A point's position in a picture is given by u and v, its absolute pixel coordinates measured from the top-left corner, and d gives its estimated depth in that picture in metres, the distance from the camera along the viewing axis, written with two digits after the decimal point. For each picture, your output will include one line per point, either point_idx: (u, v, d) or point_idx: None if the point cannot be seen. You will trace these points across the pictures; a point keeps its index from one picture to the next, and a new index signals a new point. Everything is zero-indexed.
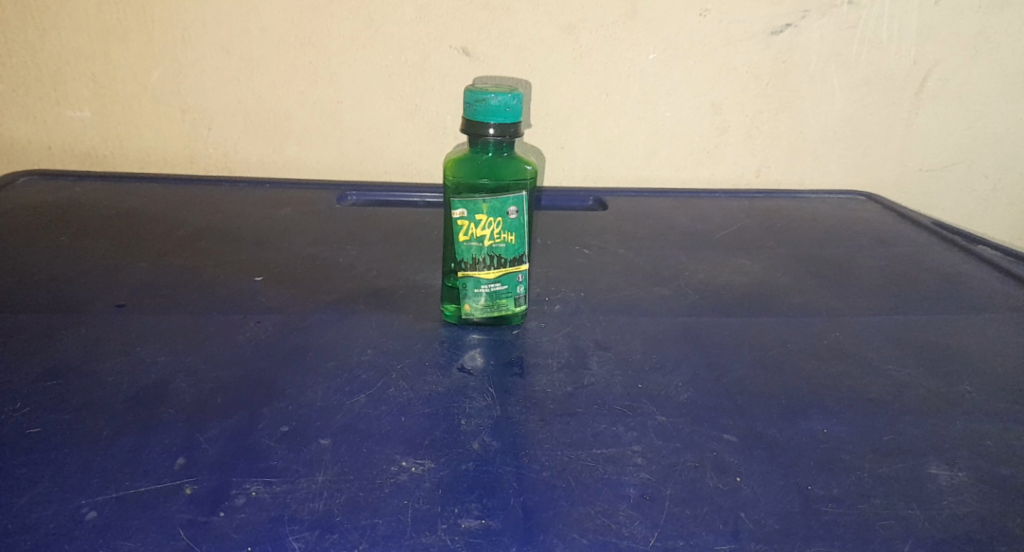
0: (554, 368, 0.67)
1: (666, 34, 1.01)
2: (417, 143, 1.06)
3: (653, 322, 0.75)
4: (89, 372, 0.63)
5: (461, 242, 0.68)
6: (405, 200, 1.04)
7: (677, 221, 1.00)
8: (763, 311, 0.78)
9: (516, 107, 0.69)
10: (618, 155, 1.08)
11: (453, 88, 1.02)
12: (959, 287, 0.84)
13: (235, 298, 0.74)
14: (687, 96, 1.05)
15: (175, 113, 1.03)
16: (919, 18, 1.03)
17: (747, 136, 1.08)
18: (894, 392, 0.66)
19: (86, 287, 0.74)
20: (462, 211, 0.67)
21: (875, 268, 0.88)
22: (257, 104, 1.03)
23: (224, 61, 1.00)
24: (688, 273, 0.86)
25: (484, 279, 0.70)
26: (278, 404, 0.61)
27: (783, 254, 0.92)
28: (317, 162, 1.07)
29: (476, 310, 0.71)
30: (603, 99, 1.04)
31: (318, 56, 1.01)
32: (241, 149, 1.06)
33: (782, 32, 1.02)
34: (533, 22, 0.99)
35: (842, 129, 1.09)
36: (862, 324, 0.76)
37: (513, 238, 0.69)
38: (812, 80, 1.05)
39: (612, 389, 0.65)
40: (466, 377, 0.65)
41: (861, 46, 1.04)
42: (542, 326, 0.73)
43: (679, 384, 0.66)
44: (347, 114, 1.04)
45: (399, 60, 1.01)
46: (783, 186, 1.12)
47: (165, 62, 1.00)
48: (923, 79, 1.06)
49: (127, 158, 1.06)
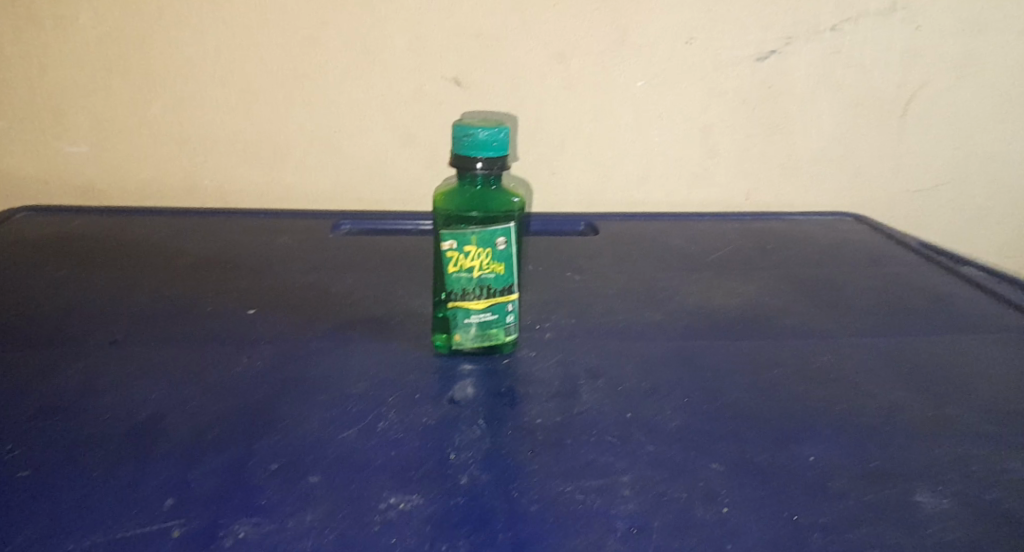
0: (546, 396, 0.67)
1: (656, 61, 1.02)
2: (412, 170, 1.07)
3: (645, 348, 0.75)
4: (84, 409, 0.63)
5: (451, 273, 0.69)
6: (399, 227, 1.05)
7: (669, 245, 1.02)
8: (755, 336, 0.78)
9: (503, 141, 0.69)
10: (610, 179, 1.09)
11: (447, 116, 1.04)
12: (948, 309, 0.85)
13: (230, 330, 0.75)
14: (678, 121, 1.06)
15: (173, 145, 1.04)
16: (903, 43, 1.04)
17: (738, 158, 1.09)
18: (886, 416, 0.66)
19: (81, 321, 0.75)
20: (451, 242, 0.68)
21: (866, 290, 0.89)
22: (252, 134, 1.04)
23: (222, 92, 1.02)
24: (680, 297, 0.87)
25: (474, 309, 0.70)
26: (270, 439, 0.61)
27: (775, 276, 0.93)
28: (313, 190, 1.08)
29: (466, 340, 0.71)
30: (595, 124, 1.05)
31: (313, 88, 1.02)
32: (238, 179, 1.07)
33: (768, 57, 1.03)
34: (525, 51, 1.01)
35: (831, 152, 1.10)
36: (854, 346, 0.77)
37: (503, 268, 0.69)
38: (801, 103, 1.06)
39: (604, 416, 0.65)
40: (458, 407, 0.65)
41: (847, 71, 1.05)
42: (533, 354, 0.74)
43: (671, 410, 0.66)
44: (343, 142, 1.05)
45: (392, 90, 1.02)
46: (774, 207, 1.13)
47: (163, 95, 1.02)
48: (910, 101, 1.08)
49: (125, 191, 1.07)
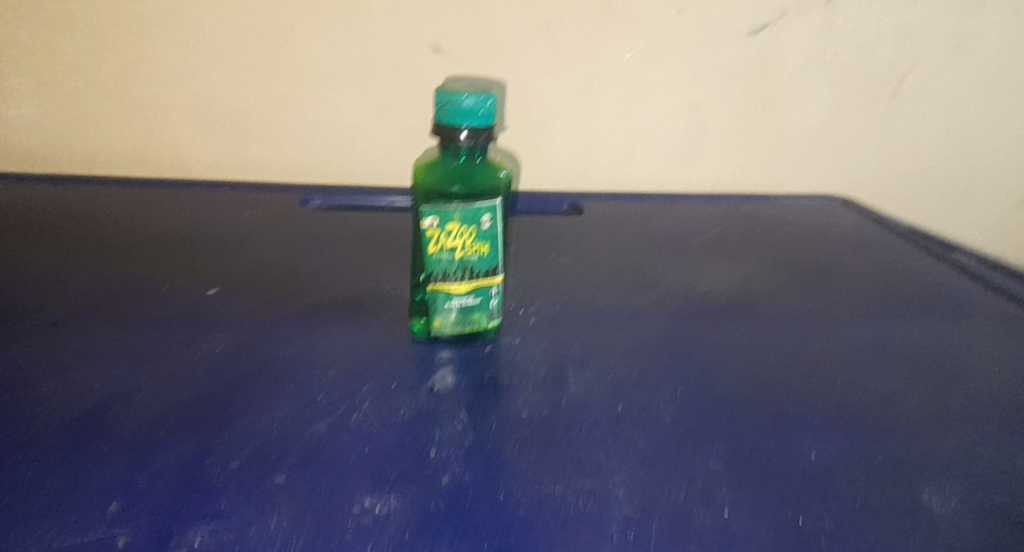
0: (532, 387, 0.62)
1: (643, 32, 0.98)
2: (385, 142, 1.01)
3: (634, 336, 0.71)
4: (22, 400, 0.57)
5: (431, 253, 0.64)
6: (372, 202, 1.00)
7: (654, 227, 0.98)
8: (747, 323, 0.74)
9: (489, 109, 0.64)
10: (594, 156, 1.04)
11: (423, 85, 0.98)
12: (944, 296, 0.81)
13: (188, 314, 0.69)
14: (664, 97, 1.02)
15: (129, 112, 0.98)
16: (896, 20, 1.00)
17: (725, 137, 1.05)
18: (889, 412, 0.63)
19: (25, 302, 0.69)
20: (432, 220, 0.63)
21: (860, 276, 0.86)
22: (215, 101, 0.98)
23: (181, 55, 0.95)
24: (668, 281, 0.83)
25: (454, 293, 0.65)
26: (229, 434, 0.56)
27: (765, 261, 0.89)
28: (280, 162, 1.02)
29: (446, 326, 0.66)
30: (578, 98, 1.01)
31: (281, 53, 0.96)
32: (199, 150, 1.01)
33: (760, 31, 0.99)
34: (507, 19, 0.95)
35: (818, 132, 1.06)
36: (849, 335, 0.73)
37: (486, 249, 0.65)
38: (789, 81, 1.02)
39: (594, 408, 0.60)
40: (436, 399, 0.60)
41: (838, 48, 1.01)
42: (516, 342, 0.69)
43: (664, 403, 0.62)
44: (312, 111, 0.99)
45: (366, 56, 0.96)
46: (759, 190, 1.10)
47: (117, 57, 0.95)
48: (901, 80, 1.04)
49: (77, 159, 1.00)
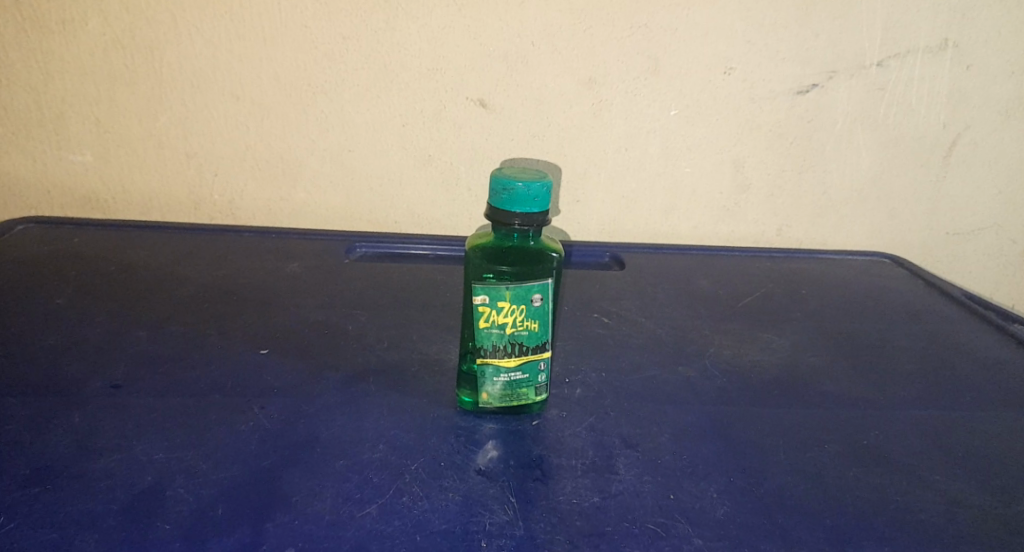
0: (579, 471, 0.63)
1: (690, 90, 0.97)
2: (430, 193, 1.02)
3: (680, 412, 0.71)
4: (81, 473, 0.59)
5: (482, 328, 0.65)
6: (413, 251, 1.01)
7: (698, 286, 0.97)
8: (796, 401, 0.74)
9: (544, 196, 0.65)
10: (638, 211, 1.04)
11: (469, 139, 0.99)
12: (996, 375, 0.80)
13: (239, 378, 0.70)
14: (710, 154, 1.01)
15: (181, 158, 0.99)
16: (950, 82, 0.98)
17: (769, 194, 1.03)
18: (945, 511, 0.62)
19: (81, 362, 0.70)
20: (483, 297, 0.64)
21: (908, 349, 0.84)
22: (264, 150, 0.99)
23: (234, 106, 0.97)
24: (713, 349, 0.82)
25: (503, 367, 0.66)
26: (282, 517, 0.57)
27: (811, 328, 0.88)
28: (326, 209, 1.03)
29: (492, 399, 0.67)
30: (624, 153, 1.00)
31: (331, 105, 0.97)
32: (247, 196, 1.02)
33: (809, 92, 0.98)
34: (553, 75, 0.96)
35: (867, 192, 1.03)
36: (900, 418, 0.72)
37: (537, 325, 0.65)
38: (837, 141, 1.00)
39: (643, 500, 0.61)
40: (485, 482, 0.61)
41: (889, 109, 0.99)
42: (562, 416, 0.69)
43: (713, 494, 0.62)
44: (359, 162, 1.00)
45: (414, 110, 0.97)
46: (805, 246, 1.07)
47: (173, 107, 0.97)
48: (952, 143, 1.01)
49: (128, 203, 1.02)
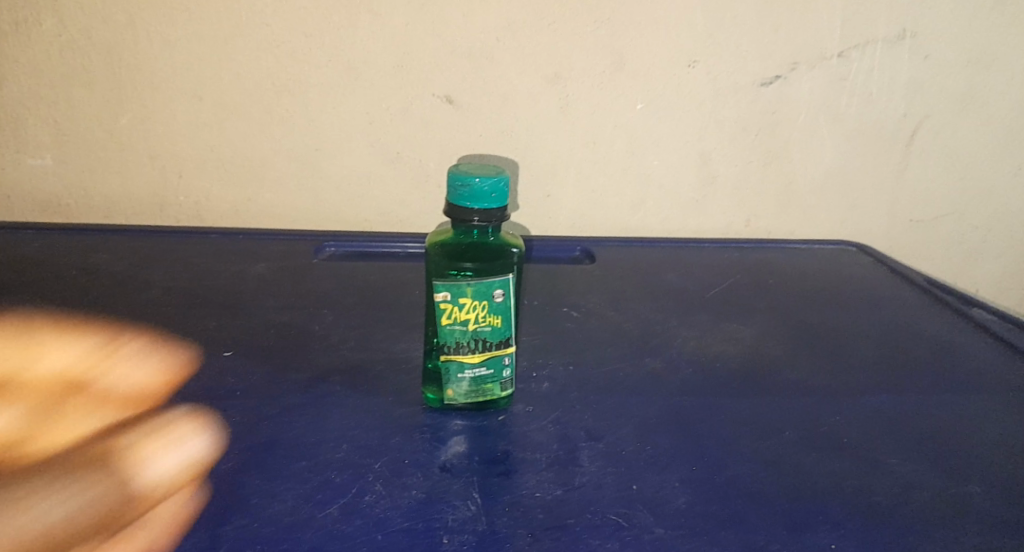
0: (543, 465, 0.63)
1: (655, 85, 0.98)
2: (398, 191, 1.01)
3: (646, 405, 0.71)
4: (33, 480, 0.58)
5: (444, 325, 0.65)
6: (384, 250, 1.00)
7: (667, 278, 0.97)
8: (760, 390, 0.74)
9: (502, 192, 0.66)
10: (607, 205, 1.04)
11: (437, 136, 0.98)
12: (958, 360, 0.81)
13: (199, 382, 0.69)
14: (676, 147, 1.01)
15: (142, 160, 0.99)
16: (908, 73, 0.99)
17: (736, 186, 1.04)
18: (901, 495, 0.63)
19: (37, 369, 0.70)
20: (445, 294, 0.65)
21: (872, 336, 0.85)
22: (229, 150, 0.99)
23: (197, 106, 0.96)
24: (680, 341, 0.82)
25: (467, 363, 0.66)
26: (241, 520, 0.57)
27: (777, 318, 0.89)
28: (292, 209, 1.02)
29: (458, 396, 0.67)
30: (590, 149, 1.00)
31: (295, 105, 0.96)
32: (212, 198, 1.01)
33: (772, 83, 0.98)
34: (519, 71, 0.96)
35: (832, 182, 1.04)
36: (861, 405, 0.73)
37: (499, 321, 0.66)
38: (802, 132, 1.01)
39: (605, 492, 0.61)
40: (448, 478, 0.61)
41: (851, 99, 1.00)
42: (528, 410, 0.69)
43: (675, 484, 0.62)
44: (325, 161, 0.99)
45: (380, 108, 0.97)
46: (772, 236, 1.08)
47: (133, 108, 0.96)
48: (912, 133, 1.02)
49: (88, 207, 1.01)
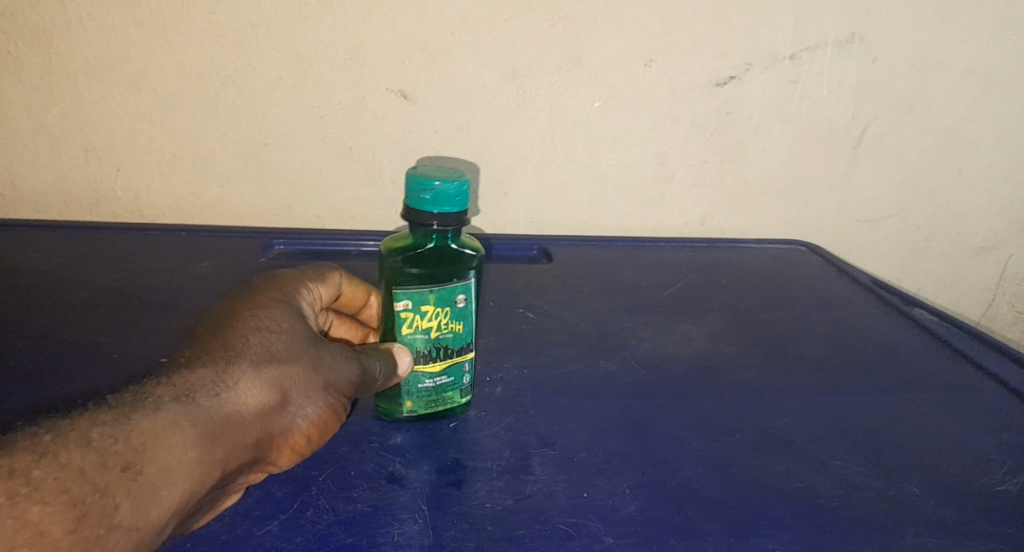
0: (494, 473, 0.63)
1: (610, 82, 0.96)
2: (349, 186, 0.99)
3: (598, 407, 0.70)
4: None
5: (405, 334, 0.66)
6: (338, 248, 0.98)
7: (621, 276, 0.97)
8: (711, 391, 0.74)
9: (463, 195, 0.65)
10: (563, 202, 1.03)
11: (390, 130, 0.96)
12: (906, 360, 0.82)
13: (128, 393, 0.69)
14: (631, 144, 1.00)
15: (76, 151, 0.95)
16: (857, 76, 0.98)
17: (691, 184, 1.04)
18: (845, 496, 0.63)
19: None
20: (406, 303, 0.65)
21: (824, 335, 0.86)
22: (172, 143, 0.95)
23: (137, 97, 0.93)
24: (635, 341, 0.82)
25: (428, 373, 0.67)
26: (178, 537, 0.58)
27: (731, 317, 0.89)
28: (239, 203, 0.99)
29: (419, 406, 0.68)
30: (547, 145, 0.99)
31: (241, 96, 0.94)
32: (154, 192, 0.98)
33: (726, 83, 0.98)
34: (472, 65, 0.94)
35: (785, 182, 1.04)
36: (810, 404, 0.73)
37: (460, 327, 0.67)
38: (756, 131, 1.01)
39: (557, 499, 0.61)
40: (396, 489, 0.62)
41: (803, 100, 0.99)
42: (481, 417, 0.69)
43: (626, 490, 0.62)
44: (273, 154, 0.97)
45: (330, 101, 0.94)
46: (726, 234, 1.08)
47: (67, 97, 0.93)
48: (862, 134, 1.02)
49: (21, 201, 0.98)
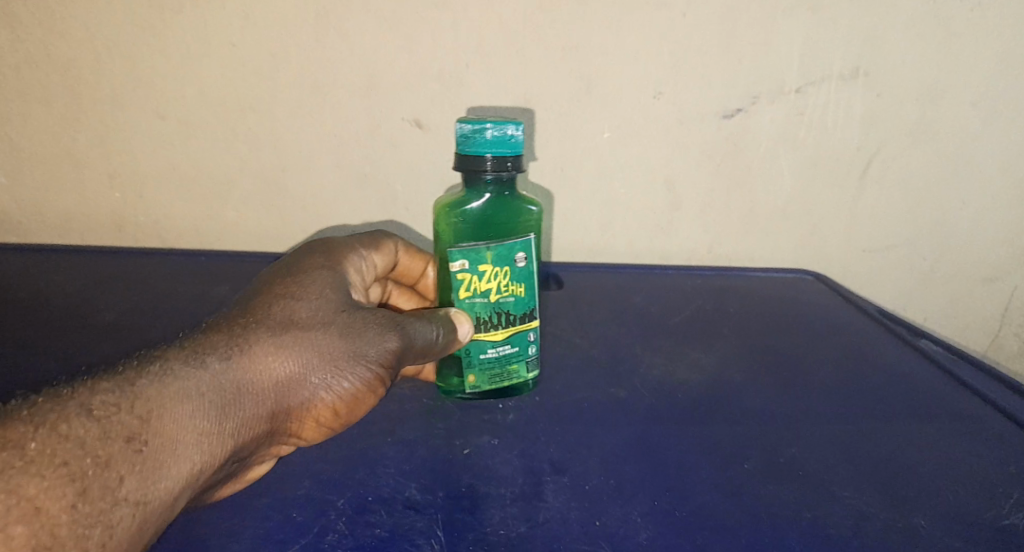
0: (508, 500, 0.65)
1: (620, 112, 0.98)
2: (364, 212, 1.01)
3: (609, 433, 0.72)
4: None
5: (467, 296, 0.73)
6: None
7: (631, 303, 0.99)
8: (721, 417, 0.76)
9: (515, 141, 0.72)
10: (573, 229, 1.05)
11: (405, 157, 0.98)
12: (913, 389, 0.83)
13: None
14: (641, 172, 1.02)
15: (101, 178, 0.98)
16: (863, 107, 1.00)
17: (700, 212, 1.05)
18: (852, 526, 0.64)
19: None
20: (467, 263, 0.72)
21: (831, 363, 0.87)
22: (192, 169, 0.98)
23: (159, 124, 0.96)
24: (646, 367, 0.84)
25: (492, 342, 0.74)
26: None
27: (739, 345, 0.90)
28: (256, 229, 1.01)
29: (482, 381, 0.75)
30: (558, 173, 1.01)
31: (260, 123, 0.96)
32: (175, 216, 1.00)
33: (734, 115, 1.00)
34: (485, 95, 0.96)
35: (793, 211, 1.06)
36: (818, 432, 0.75)
37: (522, 291, 0.74)
38: (763, 161, 1.02)
39: (569, 527, 0.63)
40: (412, 515, 0.63)
41: (809, 131, 1.01)
42: (495, 442, 0.71)
43: (637, 517, 0.64)
44: (291, 180, 0.99)
45: (346, 128, 0.97)
46: (734, 261, 1.10)
47: (93, 124, 0.96)
48: (867, 165, 1.03)
49: (46, 226, 1.01)
